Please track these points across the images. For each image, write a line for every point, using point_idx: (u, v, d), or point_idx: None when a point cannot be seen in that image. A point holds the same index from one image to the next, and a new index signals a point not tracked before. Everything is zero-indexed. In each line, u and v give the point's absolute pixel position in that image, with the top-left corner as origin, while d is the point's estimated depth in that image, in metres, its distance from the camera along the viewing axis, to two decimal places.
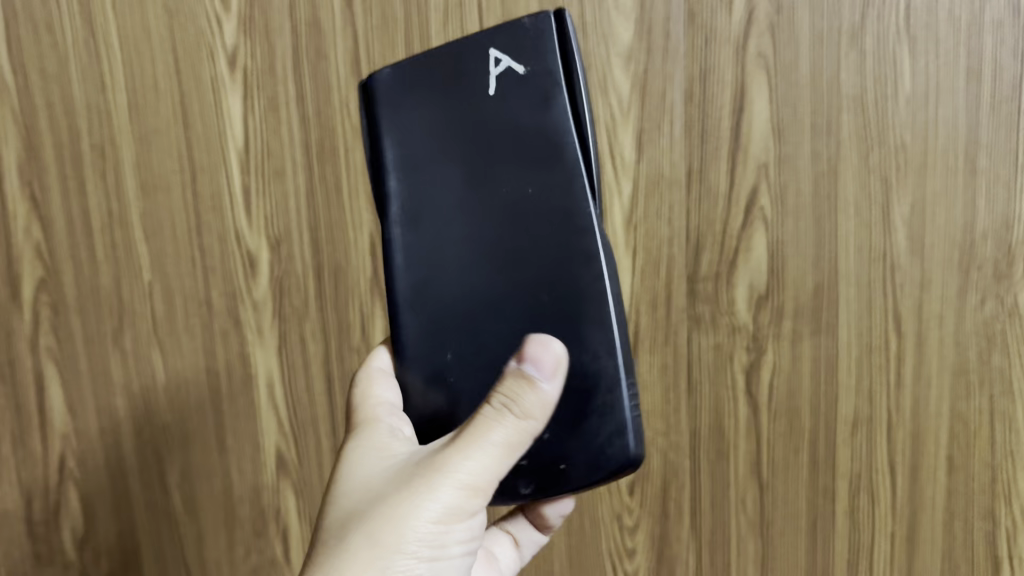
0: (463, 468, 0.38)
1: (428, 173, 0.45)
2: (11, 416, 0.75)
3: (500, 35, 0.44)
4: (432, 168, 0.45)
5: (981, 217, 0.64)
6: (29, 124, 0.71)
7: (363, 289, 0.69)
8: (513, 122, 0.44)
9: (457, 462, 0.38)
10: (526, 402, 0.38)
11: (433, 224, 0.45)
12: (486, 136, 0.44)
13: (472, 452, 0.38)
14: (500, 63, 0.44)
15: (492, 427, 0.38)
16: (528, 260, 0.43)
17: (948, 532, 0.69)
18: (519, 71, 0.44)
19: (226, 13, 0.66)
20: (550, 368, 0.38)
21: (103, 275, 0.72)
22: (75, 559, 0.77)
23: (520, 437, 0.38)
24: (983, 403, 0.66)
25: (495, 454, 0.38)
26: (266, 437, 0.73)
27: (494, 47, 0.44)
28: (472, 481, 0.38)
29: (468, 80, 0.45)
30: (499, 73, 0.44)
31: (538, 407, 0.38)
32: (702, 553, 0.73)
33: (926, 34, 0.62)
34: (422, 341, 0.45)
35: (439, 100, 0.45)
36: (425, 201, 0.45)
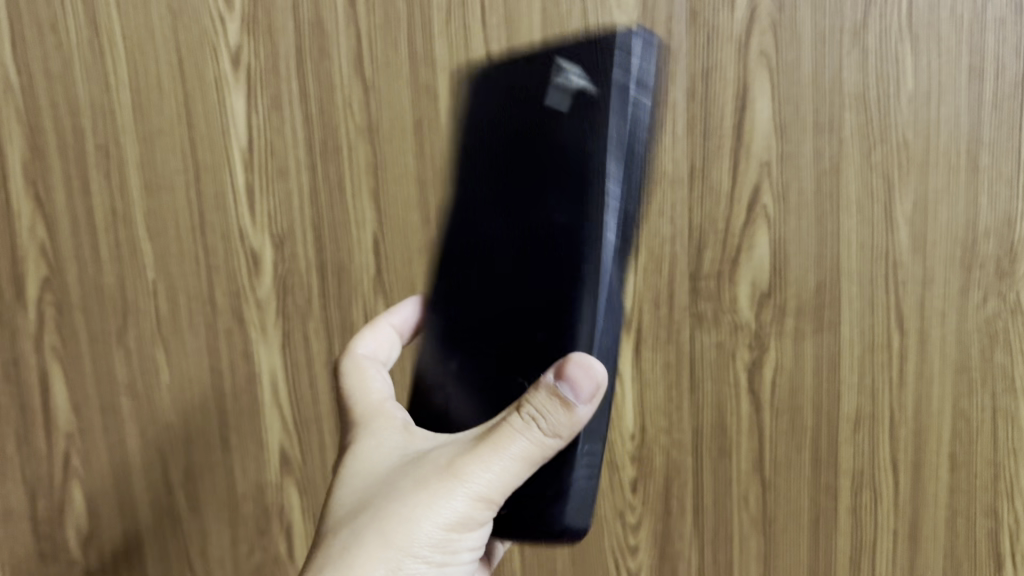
0: (482, 477, 0.39)
1: (493, 172, 0.49)
2: (16, 415, 0.75)
3: (582, 53, 0.44)
4: (498, 167, 0.49)
5: (983, 215, 0.64)
6: (34, 123, 0.71)
7: (366, 287, 0.69)
8: (568, 148, 0.45)
9: (477, 471, 0.39)
10: (554, 419, 0.38)
11: (486, 222, 0.50)
12: (543, 155, 0.47)
13: (493, 462, 0.39)
14: (576, 82, 0.45)
15: (516, 439, 0.38)
16: (547, 288, 0.46)
17: (950, 529, 0.69)
18: (589, 97, 0.44)
19: (229, 13, 0.67)
20: (590, 391, 0.38)
21: (108, 274, 0.72)
22: (80, 557, 0.78)
23: (540, 452, 0.39)
24: (986, 400, 0.66)
25: (516, 465, 0.39)
26: (270, 435, 0.73)
27: (575, 64, 0.45)
28: (487, 491, 0.39)
29: (547, 93, 0.46)
30: (574, 91, 0.45)
31: (565, 426, 0.39)
32: (705, 551, 0.73)
33: (928, 32, 0.62)
34: (448, 335, 0.51)
35: (521, 104, 0.48)
36: (486, 198, 0.50)
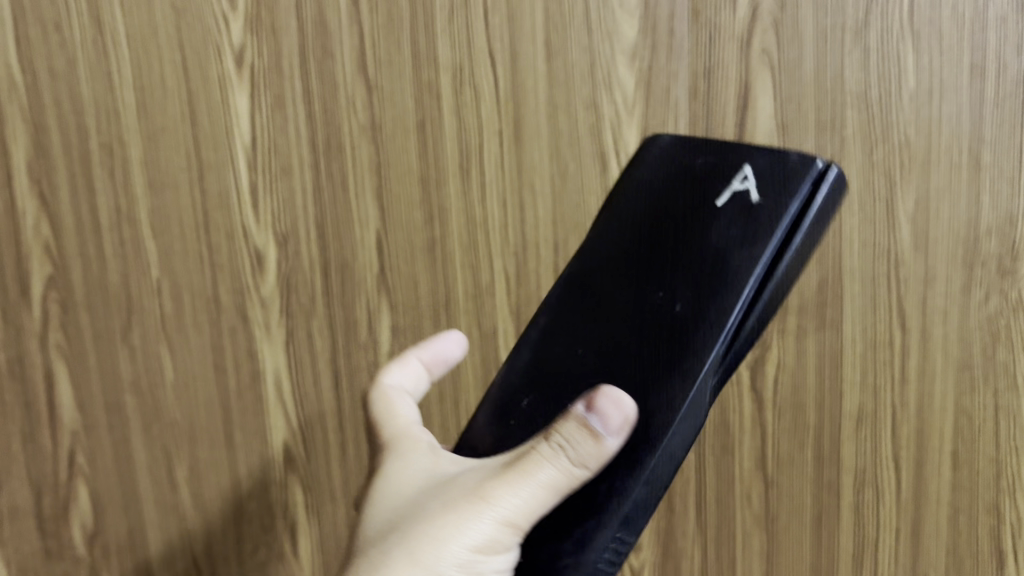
0: (507, 500, 0.39)
1: (614, 231, 0.52)
2: (20, 413, 0.76)
3: (768, 158, 0.48)
4: (621, 225, 0.51)
5: (985, 213, 0.64)
6: (37, 122, 0.71)
7: (370, 285, 0.70)
8: (696, 236, 0.48)
9: (503, 493, 0.39)
10: (580, 447, 0.39)
11: (598, 273, 0.51)
12: (669, 236, 0.49)
13: (518, 485, 0.39)
14: (743, 181, 0.48)
15: (543, 465, 0.39)
16: (633, 360, 0.47)
17: (952, 527, 0.69)
18: (750, 197, 0.47)
19: (233, 12, 0.67)
20: (616, 423, 0.40)
21: (112, 273, 0.72)
22: (85, 555, 0.78)
23: (568, 480, 0.40)
24: (988, 398, 0.67)
25: (541, 490, 0.39)
26: (274, 432, 0.73)
27: (750, 165, 0.48)
28: (514, 515, 0.39)
29: (718, 177, 0.49)
30: (736, 188, 0.48)
31: (594, 458, 0.40)
32: (708, 549, 0.73)
33: (929, 30, 0.62)
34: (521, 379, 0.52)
35: (677, 174, 0.51)
36: (600, 255, 0.51)
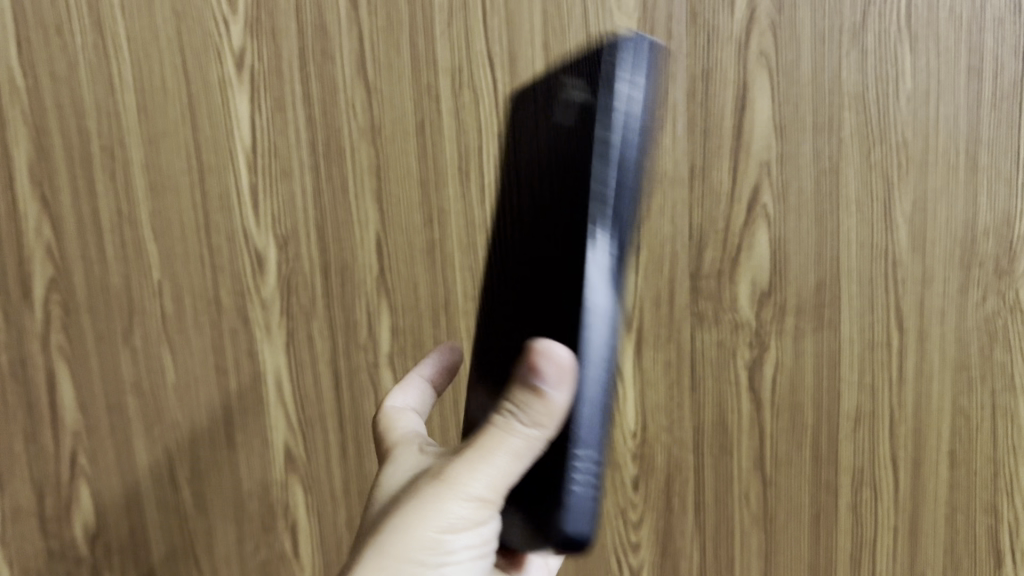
0: (475, 480, 0.38)
1: (522, 211, 0.47)
2: (23, 414, 0.76)
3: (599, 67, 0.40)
4: (522, 206, 0.47)
5: (982, 214, 0.65)
6: (39, 125, 0.71)
7: (370, 287, 0.70)
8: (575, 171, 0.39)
9: (472, 473, 0.38)
10: (534, 413, 0.36)
11: (514, 264, 0.48)
12: (554, 187, 0.41)
13: (486, 464, 0.38)
14: (586, 95, 0.40)
15: (505, 440, 0.37)
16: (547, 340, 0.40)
17: (950, 526, 0.69)
18: (592, 104, 0.38)
19: (233, 15, 0.67)
20: (555, 374, 0.35)
21: (114, 274, 0.73)
22: (87, 554, 0.78)
23: (529, 450, 0.37)
24: (985, 398, 0.67)
25: (508, 467, 0.38)
26: (275, 433, 0.74)
27: (591, 79, 0.41)
28: (482, 493, 0.38)
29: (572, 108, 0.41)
30: (584, 102, 0.40)
31: (548, 418, 0.36)
32: (707, 549, 0.73)
33: (926, 32, 0.63)
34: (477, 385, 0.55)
35: (546, 129, 0.44)
36: (517, 242, 0.48)
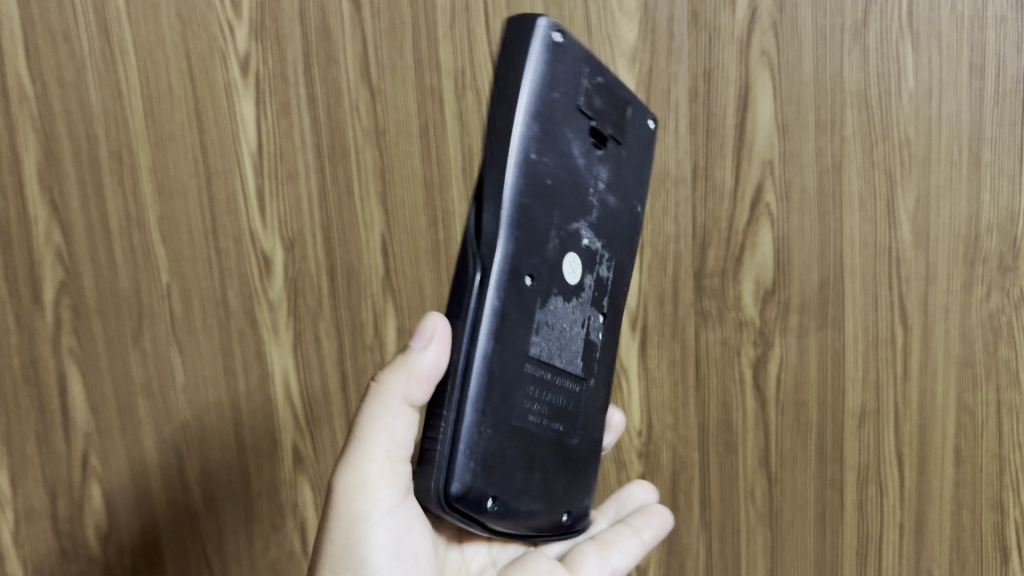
0: (370, 460, 0.43)
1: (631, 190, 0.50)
2: (35, 415, 0.76)
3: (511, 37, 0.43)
4: (633, 189, 0.50)
5: (986, 210, 0.65)
6: (47, 130, 0.72)
7: (375, 288, 0.71)
8: None
9: (365, 458, 0.43)
10: (402, 375, 0.42)
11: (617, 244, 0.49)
12: None
13: (374, 442, 0.43)
14: None
15: (383, 411, 0.42)
16: None
17: (955, 523, 0.69)
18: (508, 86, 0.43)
19: (237, 20, 0.68)
20: (420, 333, 0.41)
21: (123, 277, 0.74)
22: (99, 555, 0.78)
23: (404, 410, 0.43)
24: (990, 394, 0.67)
25: (391, 436, 0.43)
26: (283, 433, 0.74)
27: None
28: (384, 467, 0.43)
29: (605, 87, 0.46)
30: None
31: (411, 374, 0.41)
32: (712, 544, 0.73)
33: (928, 29, 0.63)
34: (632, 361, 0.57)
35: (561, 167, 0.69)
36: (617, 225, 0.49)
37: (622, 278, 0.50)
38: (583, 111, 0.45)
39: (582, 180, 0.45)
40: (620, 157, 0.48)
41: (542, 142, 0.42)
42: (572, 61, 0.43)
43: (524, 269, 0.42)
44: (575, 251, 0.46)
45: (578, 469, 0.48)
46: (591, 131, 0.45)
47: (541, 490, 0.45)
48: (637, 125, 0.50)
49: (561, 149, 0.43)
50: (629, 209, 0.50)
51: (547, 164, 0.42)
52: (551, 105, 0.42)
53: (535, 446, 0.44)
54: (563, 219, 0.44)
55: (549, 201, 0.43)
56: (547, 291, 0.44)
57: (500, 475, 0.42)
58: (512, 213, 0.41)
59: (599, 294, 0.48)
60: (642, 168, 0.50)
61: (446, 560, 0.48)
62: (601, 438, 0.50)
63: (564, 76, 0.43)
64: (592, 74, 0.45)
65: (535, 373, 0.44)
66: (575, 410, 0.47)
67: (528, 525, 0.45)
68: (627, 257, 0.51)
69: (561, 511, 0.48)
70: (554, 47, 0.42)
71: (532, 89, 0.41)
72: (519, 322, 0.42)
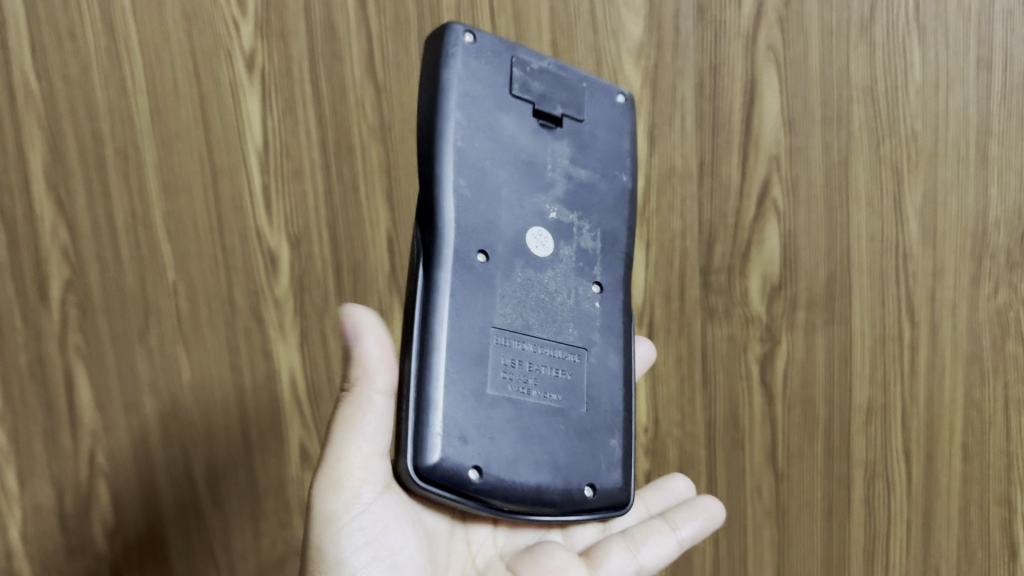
0: (338, 460, 0.42)
1: (604, 162, 0.51)
2: (42, 413, 0.73)
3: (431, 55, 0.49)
4: (604, 160, 0.51)
5: (993, 206, 0.65)
6: (53, 127, 0.70)
7: (381, 285, 0.72)
8: None
9: (334, 458, 0.42)
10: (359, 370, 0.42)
11: (599, 215, 0.51)
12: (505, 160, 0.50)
13: (341, 441, 0.42)
14: None
15: (347, 410, 0.42)
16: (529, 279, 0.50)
17: (963, 517, 0.69)
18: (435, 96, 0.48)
19: (243, 17, 0.68)
20: (361, 326, 0.42)
21: (128, 274, 0.72)
22: (107, 552, 0.75)
23: (368, 406, 0.42)
24: (999, 389, 0.68)
25: (358, 435, 0.42)
26: (289, 430, 0.75)
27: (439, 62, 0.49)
28: (354, 467, 0.42)
29: (542, 70, 0.49)
30: None
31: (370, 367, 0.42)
32: (720, 541, 0.71)
33: (935, 24, 0.63)
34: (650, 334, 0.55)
35: None
36: (595, 198, 0.51)
37: (616, 246, 0.51)
38: (519, 97, 0.48)
39: (533, 160, 0.48)
40: (581, 132, 0.51)
41: (472, 130, 0.46)
42: (493, 56, 0.48)
43: (474, 248, 0.45)
44: (541, 226, 0.48)
45: (596, 443, 0.47)
46: (533, 114, 0.49)
47: (546, 462, 0.45)
48: (596, 100, 0.52)
49: (496, 134, 0.47)
50: (610, 180, 0.51)
51: (482, 148, 0.46)
52: (473, 97, 0.46)
53: (525, 417, 0.45)
54: (517, 197, 0.47)
55: (493, 183, 0.46)
56: (509, 266, 0.46)
57: (480, 444, 0.43)
58: (450, 198, 0.45)
59: (585, 265, 0.50)
60: (614, 138, 0.52)
61: (451, 550, 0.47)
62: (622, 408, 0.49)
63: (484, 69, 0.47)
64: (523, 64, 0.49)
65: (512, 342, 0.45)
66: (578, 381, 0.47)
67: (538, 500, 0.44)
68: (618, 226, 0.51)
69: (582, 486, 0.46)
70: (467, 48, 0.47)
71: (451, 87, 0.46)
72: (476, 296, 0.45)
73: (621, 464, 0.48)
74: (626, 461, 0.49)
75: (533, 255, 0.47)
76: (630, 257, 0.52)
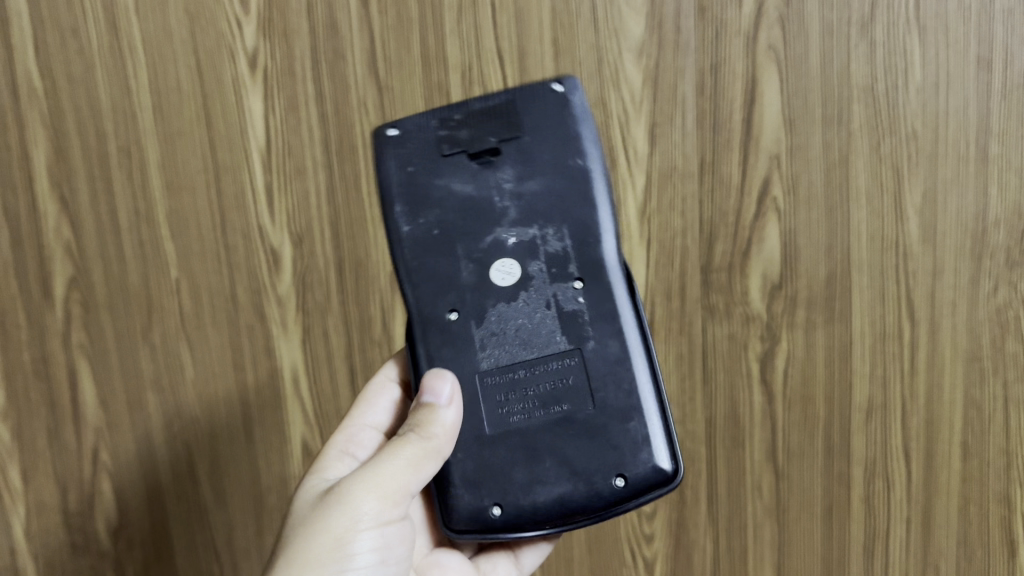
0: (385, 481, 0.44)
1: (553, 159, 0.51)
2: (45, 410, 0.76)
3: None
4: (552, 157, 0.51)
5: (993, 205, 0.65)
6: (58, 128, 0.71)
7: (383, 282, 0.71)
8: None
9: (381, 477, 0.44)
10: (432, 427, 0.45)
11: (563, 212, 0.50)
12: None
13: (394, 468, 0.44)
14: None
15: (408, 448, 0.44)
16: None
17: (963, 516, 0.69)
18: None
19: (246, 15, 0.68)
20: (442, 393, 0.46)
21: (132, 272, 0.73)
22: (110, 549, 0.78)
23: (428, 452, 0.45)
24: (997, 388, 0.67)
25: (411, 469, 0.44)
26: (292, 427, 0.74)
27: None
28: (396, 491, 0.44)
29: (466, 117, 0.52)
30: None
31: (442, 425, 0.45)
32: (720, 540, 0.73)
33: (935, 23, 0.63)
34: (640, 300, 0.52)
35: None
36: (555, 199, 0.50)
37: (589, 237, 0.49)
38: (450, 154, 0.51)
39: (478, 198, 0.50)
40: (521, 146, 0.51)
41: (413, 206, 0.51)
42: (421, 135, 0.52)
43: (444, 309, 0.49)
44: (503, 255, 0.49)
45: (617, 437, 0.46)
46: (468, 159, 0.51)
47: (564, 473, 0.46)
48: (529, 106, 0.52)
49: (439, 199, 0.51)
50: (564, 171, 0.51)
51: (429, 218, 0.50)
52: (410, 181, 0.51)
53: (530, 439, 0.46)
54: (472, 242, 0.50)
55: (447, 240, 0.50)
56: (480, 310, 0.49)
57: (493, 482, 0.46)
58: (414, 277, 0.50)
59: (560, 267, 0.49)
60: (559, 132, 0.51)
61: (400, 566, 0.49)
62: (636, 389, 0.47)
63: (414, 148, 0.52)
64: (448, 121, 0.52)
65: (496, 378, 0.47)
66: (581, 383, 0.47)
67: (566, 509, 0.46)
68: (588, 214, 0.50)
69: (614, 477, 0.46)
70: (394, 141, 0.52)
71: (391, 181, 0.51)
72: (455, 353, 0.48)
73: (652, 443, 0.46)
74: (659, 439, 0.46)
75: (504, 290, 0.49)
76: (610, 236, 0.50)
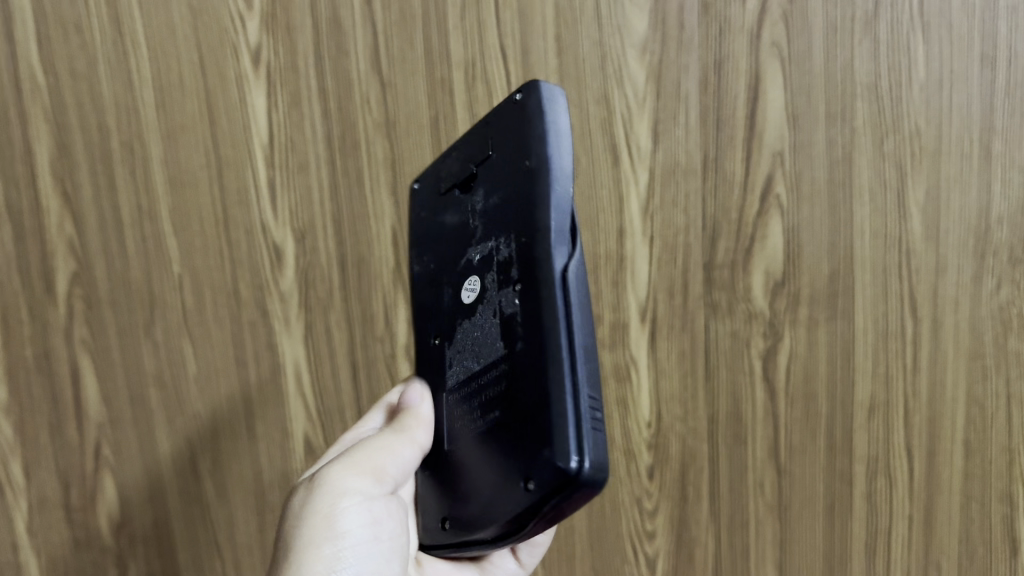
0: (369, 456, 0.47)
1: (510, 165, 0.46)
2: (47, 406, 0.76)
3: None
4: (509, 164, 0.46)
5: (996, 202, 0.65)
6: (60, 123, 0.71)
7: (386, 280, 0.71)
8: None
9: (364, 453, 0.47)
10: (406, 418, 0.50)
11: (511, 216, 0.45)
12: None
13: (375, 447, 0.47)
14: None
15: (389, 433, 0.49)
16: None
17: (964, 514, 0.70)
18: None
19: (249, 11, 0.68)
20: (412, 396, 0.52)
21: (134, 268, 0.73)
22: (112, 544, 0.78)
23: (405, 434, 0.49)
24: (999, 385, 0.68)
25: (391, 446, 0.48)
26: (294, 422, 0.74)
27: None
28: (379, 465, 0.47)
29: (457, 150, 0.53)
30: None
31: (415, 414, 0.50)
32: (722, 537, 0.73)
33: (939, 19, 0.63)
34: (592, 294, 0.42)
35: None
36: (506, 205, 0.46)
37: (523, 233, 0.44)
38: (445, 190, 0.53)
39: (460, 226, 0.51)
40: (489, 165, 0.49)
41: (422, 245, 0.55)
42: (429, 177, 0.56)
43: (431, 335, 0.53)
44: (469, 273, 0.49)
45: (528, 437, 0.40)
46: (457, 192, 0.52)
47: (493, 484, 0.43)
48: (498, 118, 0.48)
49: (437, 234, 0.54)
50: (514, 172, 0.46)
51: (429, 254, 0.54)
52: (420, 221, 0.55)
53: (473, 453, 0.46)
54: (451, 268, 0.52)
55: (438, 271, 0.53)
56: (452, 332, 0.51)
57: (452, 498, 0.48)
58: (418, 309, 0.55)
59: (505, 271, 0.45)
60: (514, 135, 0.46)
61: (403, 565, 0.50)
62: (551, 388, 0.40)
63: (424, 191, 0.56)
64: (447, 159, 0.54)
65: (456, 398, 0.49)
66: (508, 389, 0.43)
67: (495, 519, 0.43)
68: (526, 209, 0.44)
69: (523, 481, 0.40)
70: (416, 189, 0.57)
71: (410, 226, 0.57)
72: (436, 377, 0.52)
73: (556, 446, 0.38)
74: (565, 440, 0.38)
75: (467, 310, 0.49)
76: (550, 229, 0.42)
